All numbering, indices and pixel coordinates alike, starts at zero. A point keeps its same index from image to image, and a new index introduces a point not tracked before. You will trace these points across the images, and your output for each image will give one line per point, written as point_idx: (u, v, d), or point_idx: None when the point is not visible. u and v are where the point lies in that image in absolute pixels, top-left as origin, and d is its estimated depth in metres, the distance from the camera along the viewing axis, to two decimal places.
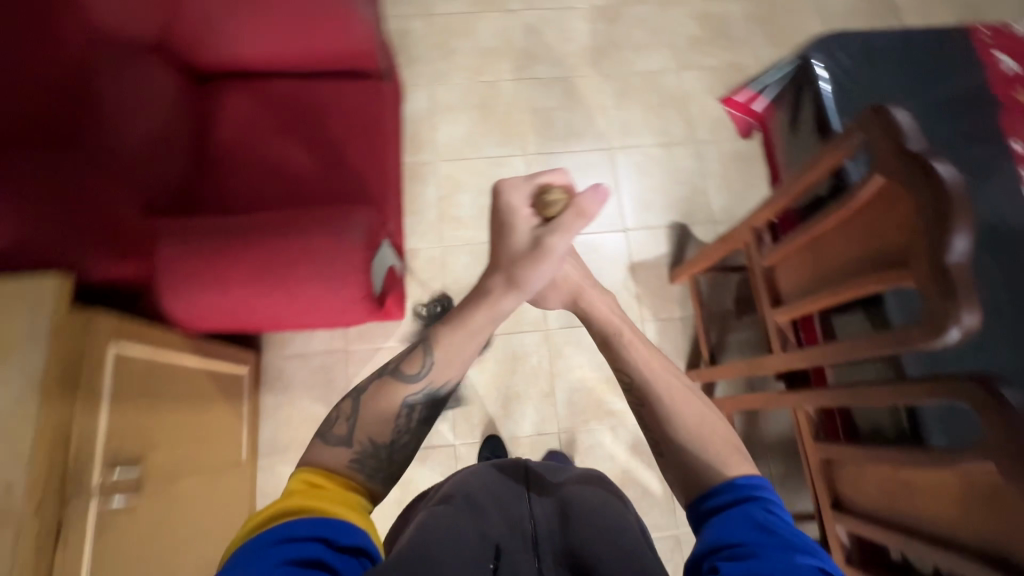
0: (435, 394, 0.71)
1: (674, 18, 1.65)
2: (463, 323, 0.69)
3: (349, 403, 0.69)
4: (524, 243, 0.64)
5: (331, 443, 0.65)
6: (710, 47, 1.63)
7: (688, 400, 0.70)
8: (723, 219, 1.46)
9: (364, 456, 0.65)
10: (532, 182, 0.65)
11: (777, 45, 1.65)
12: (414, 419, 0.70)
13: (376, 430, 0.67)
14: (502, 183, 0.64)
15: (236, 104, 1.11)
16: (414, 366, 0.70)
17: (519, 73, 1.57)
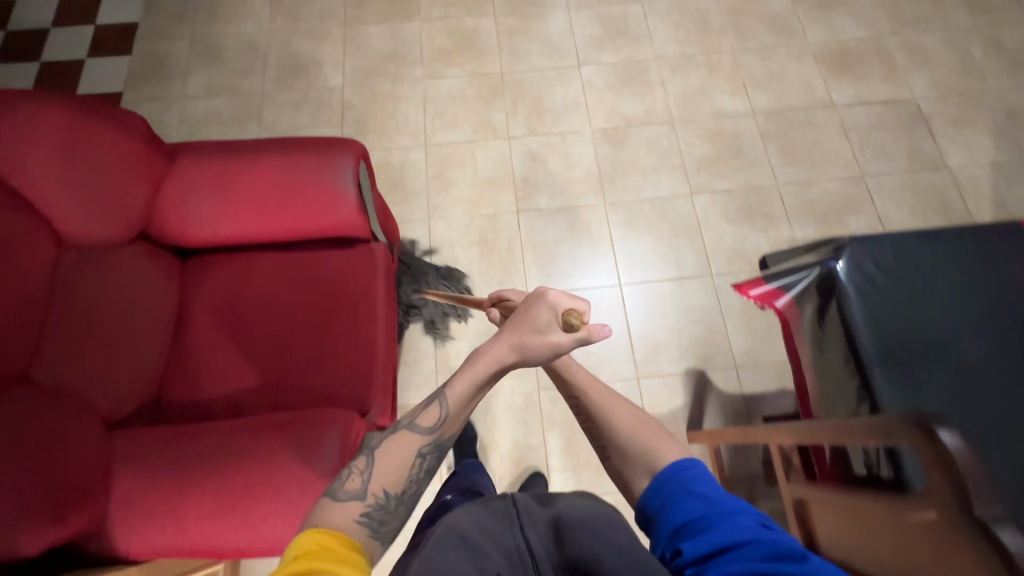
0: (444, 446, 0.71)
1: (684, 139, 1.58)
2: (471, 371, 0.68)
3: (363, 458, 0.69)
4: (543, 343, 0.65)
5: (342, 497, 0.64)
6: (725, 167, 1.54)
7: (622, 407, 0.71)
8: (747, 362, 1.33)
9: (376, 508, 0.64)
10: (564, 293, 0.65)
11: (796, 161, 1.55)
12: (422, 469, 0.71)
13: (388, 480, 0.67)
14: (547, 289, 0.65)
15: (218, 285, 1.07)
16: (429, 419, 0.70)
17: (521, 203, 1.51)
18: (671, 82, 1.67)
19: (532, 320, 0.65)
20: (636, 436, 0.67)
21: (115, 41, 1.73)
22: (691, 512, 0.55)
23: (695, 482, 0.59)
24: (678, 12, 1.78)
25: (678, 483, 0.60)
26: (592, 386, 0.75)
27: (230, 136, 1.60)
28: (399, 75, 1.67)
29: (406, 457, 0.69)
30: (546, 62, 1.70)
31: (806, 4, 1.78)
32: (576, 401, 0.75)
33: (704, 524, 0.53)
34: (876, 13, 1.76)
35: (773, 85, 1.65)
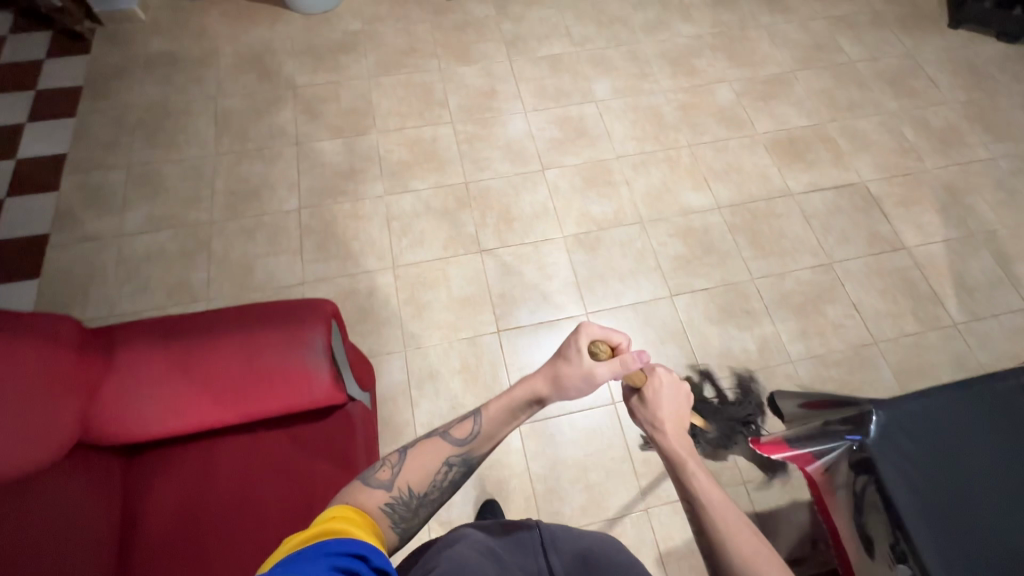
0: (471, 461, 0.80)
1: (656, 238, 1.58)
2: (508, 397, 0.82)
3: (394, 454, 0.79)
4: (576, 369, 0.79)
5: (371, 484, 0.74)
6: (700, 265, 1.54)
7: (743, 535, 0.69)
8: (755, 477, 1.28)
9: (398, 502, 0.73)
10: (599, 329, 0.81)
11: (767, 253, 1.57)
12: (449, 479, 0.79)
13: (414, 481, 0.76)
14: (581, 324, 0.80)
15: (173, 486, 0.93)
16: (462, 432, 0.81)
17: (502, 321, 1.44)
18: (636, 180, 1.68)
19: (569, 348, 0.81)
20: (751, 569, 0.65)
21: (39, 175, 1.59)
22: None
23: None
24: (632, 110, 1.82)
25: None
26: (711, 491, 0.73)
27: (176, 273, 1.46)
28: (359, 193, 1.61)
29: (435, 465, 0.78)
30: (510, 169, 1.68)
31: (750, 96, 1.86)
32: (692, 505, 0.74)
33: None
34: (814, 102, 1.86)
35: (733, 177, 1.69)
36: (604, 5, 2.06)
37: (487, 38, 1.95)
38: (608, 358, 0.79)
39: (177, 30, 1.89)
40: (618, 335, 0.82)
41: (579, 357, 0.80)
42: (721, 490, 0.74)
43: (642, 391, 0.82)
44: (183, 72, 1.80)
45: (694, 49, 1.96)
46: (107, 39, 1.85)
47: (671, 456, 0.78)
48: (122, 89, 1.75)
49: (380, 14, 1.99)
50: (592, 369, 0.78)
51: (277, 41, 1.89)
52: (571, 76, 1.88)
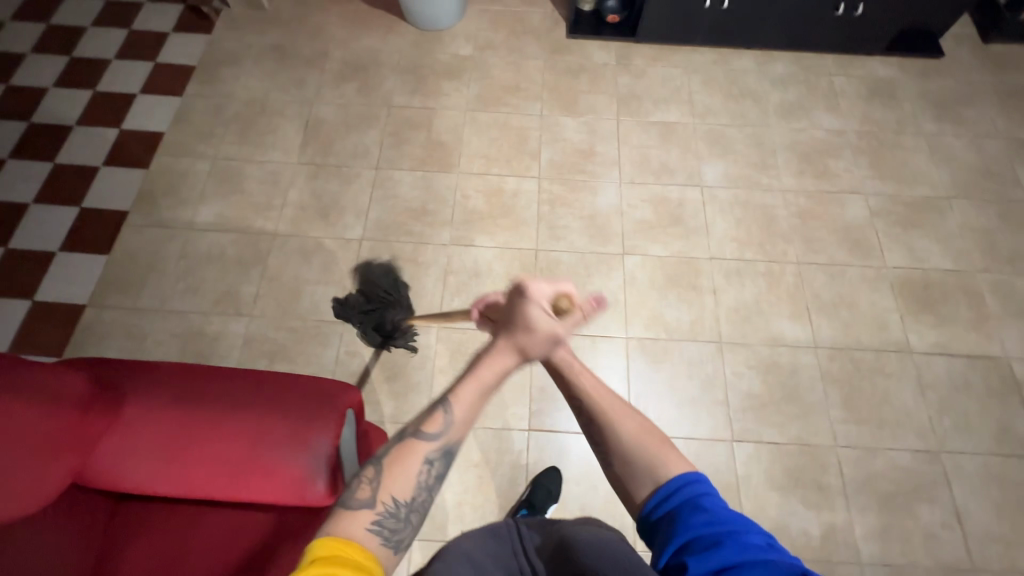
0: (456, 450, 0.63)
1: (731, 367, 1.38)
2: (479, 375, 0.63)
3: (369, 468, 0.62)
4: (542, 336, 0.64)
5: (350, 508, 0.57)
6: (776, 412, 1.33)
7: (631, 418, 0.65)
8: None
9: (386, 518, 0.57)
10: (552, 286, 0.68)
11: (860, 419, 1.32)
12: (434, 477, 0.63)
13: (396, 488, 0.59)
14: (534, 286, 0.66)
15: (144, 553, 0.88)
16: (435, 425, 0.63)
17: (534, 419, 1.32)
18: (725, 291, 1.47)
19: (527, 315, 0.65)
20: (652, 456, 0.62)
21: (135, 150, 1.64)
22: (698, 528, 0.55)
23: (704, 497, 0.58)
24: (741, 206, 1.60)
25: (694, 501, 0.58)
26: (593, 387, 0.67)
27: (228, 280, 1.45)
28: (424, 236, 1.53)
29: (413, 467, 0.61)
30: (587, 245, 1.53)
31: (885, 218, 1.59)
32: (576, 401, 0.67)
33: (712, 540, 0.53)
34: (965, 242, 1.55)
35: (841, 314, 1.44)
36: (739, 76, 1.84)
37: (600, 90, 1.79)
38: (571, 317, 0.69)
39: (295, 25, 1.89)
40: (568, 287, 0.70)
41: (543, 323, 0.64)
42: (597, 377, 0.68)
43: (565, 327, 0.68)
44: (288, 70, 1.80)
45: (832, 147, 1.70)
46: (229, 23, 1.89)
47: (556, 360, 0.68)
48: (231, 77, 1.78)
49: (495, 42, 1.88)
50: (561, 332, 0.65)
51: (385, 54, 1.84)
52: (681, 151, 1.68)
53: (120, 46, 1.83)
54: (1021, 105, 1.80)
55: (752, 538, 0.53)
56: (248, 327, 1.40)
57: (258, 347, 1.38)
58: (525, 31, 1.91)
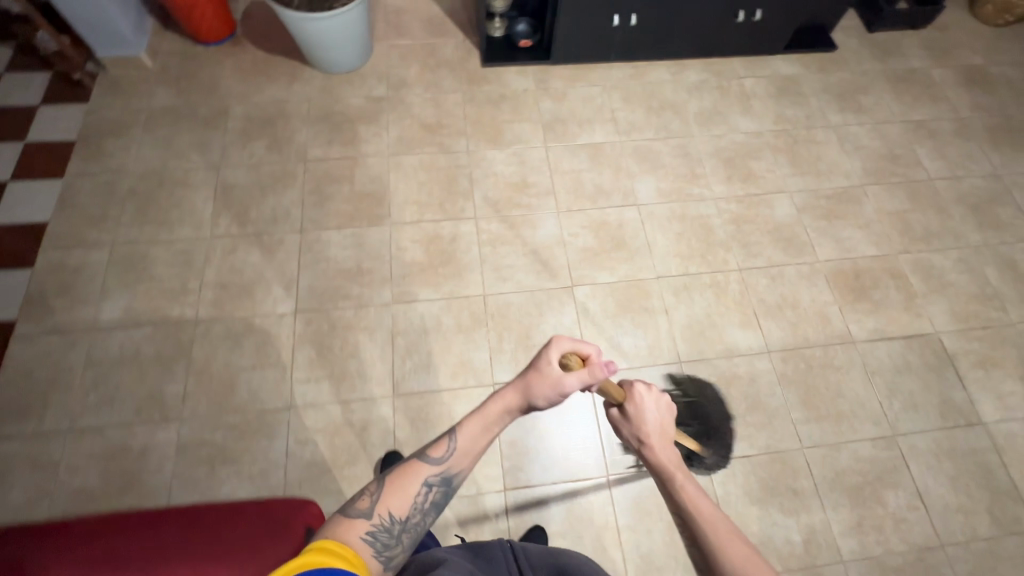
0: (452, 479, 0.74)
1: (694, 386, 1.38)
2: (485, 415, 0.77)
3: (373, 484, 0.72)
4: (547, 382, 0.76)
5: (352, 515, 0.67)
6: (743, 425, 1.34)
7: (730, 538, 0.64)
8: None
9: (380, 530, 0.66)
10: (571, 343, 0.78)
11: (821, 416, 1.36)
12: (430, 502, 0.73)
13: (394, 505, 0.69)
14: (554, 338, 0.77)
15: None
16: (438, 451, 0.75)
17: (509, 477, 1.26)
18: (677, 309, 1.48)
19: (541, 361, 0.77)
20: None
21: (14, 247, 1.43)
22: None
23: None
24: (678, 220, 1.61)
25: None
26: (698, 501, 0.69)
27: (147, 382, 1.29)
28: (364, 298, 1.43)
29: (412, 485, 0.72)
30: (535, 282, 1.49)
31: (812, 212, 1.65)
32: (681, 516, 0.70)
33: None
34: (884, 226, 1.64)
35: (787, 315, 1.49)
36: (656, 88, 1.86)
37: (524, 118, 1.76)
38: (578, 371, 0.76)
39: (186, 82, 1.74)
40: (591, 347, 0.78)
41: (550, 368, 0.76)
42: (706, 498, 0.70)
43: (623, 405, 0.81)
44: (186, 133, 1.65)
45: (753, 150, 1.75)
46: (109, 88, 1.70)
47: (662, 474, 0.74)
48: (120, 149, 1.60)
49: (408, 79, 1.81)
50: (561, 380, 0.75)
51: (292, 104, 1.72)
52: (612, 171, 1.68)
53: None
54: (910, 88, 1.94)
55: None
56: (179, 432, 1.25)
57: (194, 454, 1.23)
58: (438, 63, 1.85)
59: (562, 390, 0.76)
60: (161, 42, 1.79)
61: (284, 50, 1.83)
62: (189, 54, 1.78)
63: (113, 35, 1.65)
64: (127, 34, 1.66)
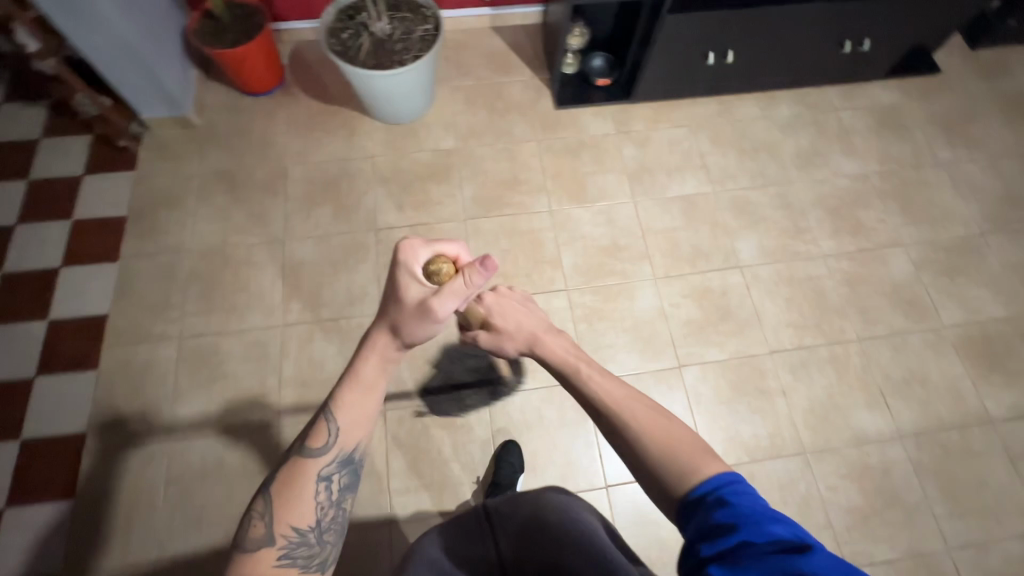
0: (348, 458, 0.72)
1: (823, 480, 1.27)
2: (356, 380, 0.70)
3: (259, 501, 0.67)
4: (411, 300, 0.70)
5: (251, 550, 0.64)
6: (881, 524, 1.23)
7: (655, 418, 0.62)
8: None
9: (294, 543, 0.66)
10: (426, 248, 0.73)
11: (965, 510, 1.25)
12: (338, 490, 0.71)
13: (293, 515, 0.66)
14: (409, 247, 0.72)
15: None
16: (320, 439, 0.70)
17: None
18: (795, 389, 1.36)
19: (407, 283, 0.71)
20: (666, 454, 0.58)
21: (76, 346, 1.32)
22: (719, 518, 0.51)
23: (730, 492, 0.53)
24: (787, 284, 1.47)
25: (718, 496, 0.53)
26: (608, 387, 0.67)
27: (236, 498, 1.20)
28: (458, 391, 1.32)
29: (309, 488, 0.68)
30: (638, 363, 1.37)
31: (930, 269, 1.51)
32: (594, 410, 0.66)
33: (727, 532, 0.49)
34: (1011, 282, 1.50)
35: (916, 393, 1.36)
36: (746, 126, 1.70)
37: (608, 169, 1.61)
38: (445, 282, 0.71)
39: (238, 141, 1.59)
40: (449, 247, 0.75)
41: (411, 289, 0.71)
42: (622, 385, 0.67)
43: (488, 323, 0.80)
44: (244, 202, 1.51)
45: (859, 197, 1.60)
46: (156, 152, 1.56)
47: (564, 368, 0.72)
48: (175, 224, 1.47)
49: (478, 127, 1.65)
50: (426, 303, 0.69)
51: (355, 162, 1.58)
52: (710, 229, 1.54)
53: (21, 205, 1.47)
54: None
55: (774, 530, 0.48)
56: None
57: None
58: (508, 107, 1.69)
59: (427, 305, 0.69)
60: (207, 95, 1.64)
61: (339, 98, 1.67)
62: (238, 108, 1.64)
63: (162, 95, 1.50)
64: (176, 92, 1.51)
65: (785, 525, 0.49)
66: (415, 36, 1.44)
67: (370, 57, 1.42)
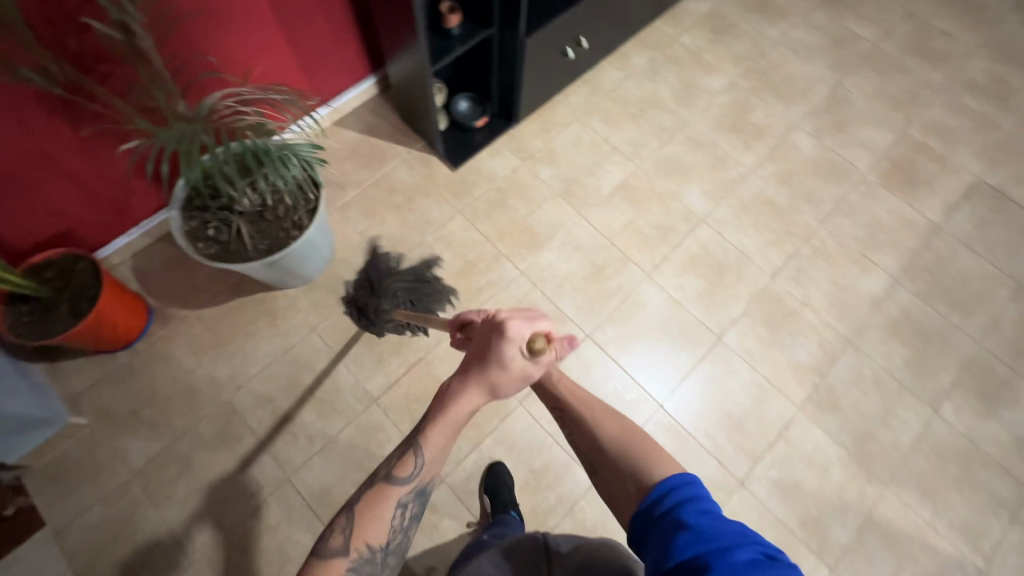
0: (425, 491, 0.70)
1: (875, 353, 1.40)
2: (447, 421, 0.68)
3: (341, 513, 0.66)
4: (513, 376, 0.68)
5: (326, 558, 0.62)
6: (931, 358, 1.40)
7: (612, 418, 0.76)
8: None
9: (363, 563, 0.63)
10: (529, 325, 0.68)
11: (970, 307, 1.46)
12: (410, 516, 0.70)
13: (371, 534, 0.65)
14: (514, 329, 0.66)
15: None
16: (407, 469, 0.68)
17: (827, 556, 1.21)
18: (809, 295, 1.46)
19: (506, 354, 0.67)
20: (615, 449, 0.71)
21: None
22: (685, 536, 0.56)
23: (696, 509, 0.59)
24: (744, 211, 1.56)
25: (683, 514, 0.59)
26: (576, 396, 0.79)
27: None
28: (569, 497, 1.23)
29: (388, 512, 0.67)
30: (688, 358, 1.38)
31: (825, 133, 1.68)
32: (561, 413, 0.80)
33: (693, 553, 0.54)
34: (879, 110, 1.72)
35: (884, 239, 1.54)
36: (621, 91, 1.71)
37: (539, 200, 1.54)
38: (546, 356, 0.69)
39: (152, 408, 1.27)
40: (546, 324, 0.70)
41: (512, 360, 0.67)
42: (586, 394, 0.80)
43: None
44: (212, 469, 1.22)
45: (742, 104, 1.71)
46: (60, 488, 1.19)
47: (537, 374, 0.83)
48: (151, 551, 1.16)
49: (395, 233, 1.47)
50: (526, 371, 0.68)
51: (300, 346, 1.34)
52: (657, 202, 1.56)
53: None
54: None
55: (734, 547, 0.53)
56: None
57: None
58: (409, 194, 1.52)
59: (529, 377, 0.69)
60: (73, 382, 1.27)
61: (229, 290, 1.38)
62: (121, 375, 1.29)
63: (17, 423, 1.13)
64: (37, 412, 1.15)
65: (745, 539, 0.54)
66: None
67: (257, 237, 1.18)
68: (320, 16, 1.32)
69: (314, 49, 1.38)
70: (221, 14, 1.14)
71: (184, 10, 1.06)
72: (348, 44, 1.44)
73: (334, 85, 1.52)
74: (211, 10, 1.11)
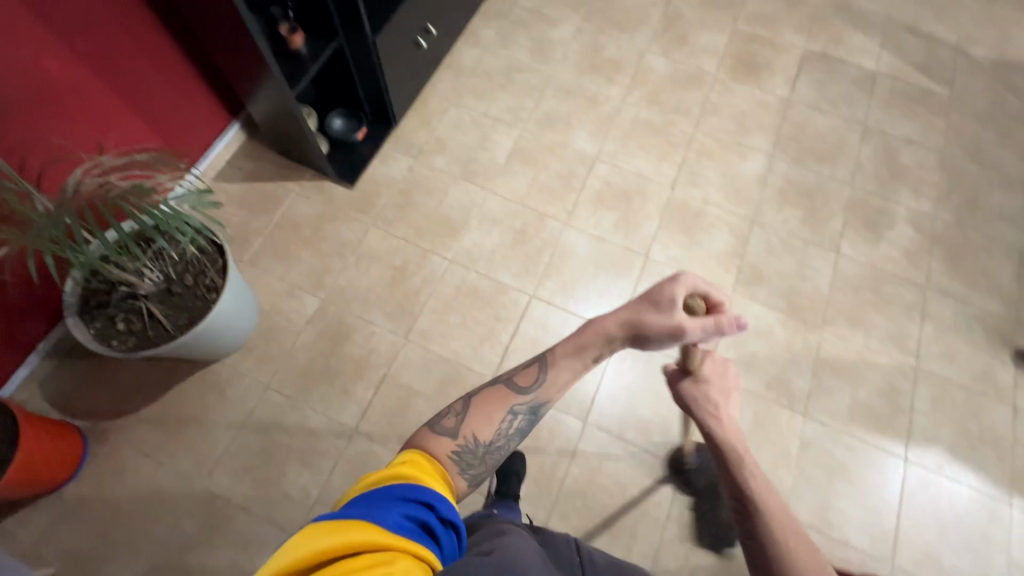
0: (540, 410, 0.74)
1: (776, 222, 1.57)
2: (577, 342, 0.76)
3: (460, 403, 0.72)
4: (665, 322, 0.75)
5: (436, 432, 0.66)
6: (819, 210, 1.59)
7: (791, 524, 0.73)
8: (1015, 313, 1.47)
9: (465, 452, 0.66)
10: (702, 284, 0.77)
11: (835, 158, 1.67)
12: (517, 429, 0.72)
13: (480, 427, 0.69)
14: (686, 275, 0.76)
15: None
16: (529, 380, 0.75)
17: (796, 404, 1.36)
18: (707, 192, 1.60)
19: (660, 295, 0.76)
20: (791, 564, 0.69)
21: None
22: None
23: None
24: (629, 139, 1.67)
25: None
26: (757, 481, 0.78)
27: None
28: (569, 444, 1.29)
29: (500, 413, 0.72)
30: (628, 282, 1.47)
31: (671, 49, 1.83)
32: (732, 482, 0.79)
33: None
34: (709, 15, 1.90)
35: (750, 125, 1.71)
36: (483, 65, 1.76)
37: (444, 189, 1.56)
38: (704, 317, 0.75)
39: (124, 526, 1.18)
40: (715, 294, 0.77)
41: (670, 306, 0.75)
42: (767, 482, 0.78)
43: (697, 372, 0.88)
44: (213, 560, 1.16)
45: (594, 45, 1.82)
46: None
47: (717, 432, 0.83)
48: None
49: (315, 265, 1.45)
50: (678, 321, 0.74)
51: (259, 407, 1.29)
52: (550, 156, 1.63)
53: None
54: None
55: None
56: None
57: None
58: (315, 225, 1.49)
59: (676, 330, 0.75)
60: (25, 534, 1.16)
61: (162, 379, 1.30)
62: (75, 508, 1.19)
63: None
64: None
65: None
66: (192, 254, 1.15)
67: (172, 313, 1.12)
68: (159, 76, 1.27)
69: (165, 110, 1.32)
70: (48, 100, 1.07)
71: (6, 106, 1.00)
72: (198, 94, 1.38)
73: (197, 141, 1.45)
74: (35, 97, 1.04)
